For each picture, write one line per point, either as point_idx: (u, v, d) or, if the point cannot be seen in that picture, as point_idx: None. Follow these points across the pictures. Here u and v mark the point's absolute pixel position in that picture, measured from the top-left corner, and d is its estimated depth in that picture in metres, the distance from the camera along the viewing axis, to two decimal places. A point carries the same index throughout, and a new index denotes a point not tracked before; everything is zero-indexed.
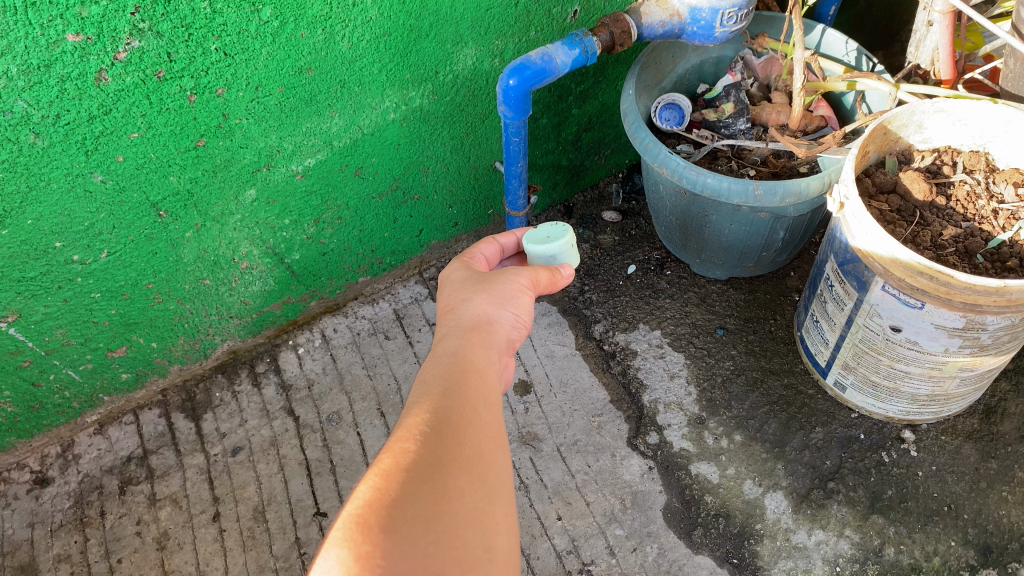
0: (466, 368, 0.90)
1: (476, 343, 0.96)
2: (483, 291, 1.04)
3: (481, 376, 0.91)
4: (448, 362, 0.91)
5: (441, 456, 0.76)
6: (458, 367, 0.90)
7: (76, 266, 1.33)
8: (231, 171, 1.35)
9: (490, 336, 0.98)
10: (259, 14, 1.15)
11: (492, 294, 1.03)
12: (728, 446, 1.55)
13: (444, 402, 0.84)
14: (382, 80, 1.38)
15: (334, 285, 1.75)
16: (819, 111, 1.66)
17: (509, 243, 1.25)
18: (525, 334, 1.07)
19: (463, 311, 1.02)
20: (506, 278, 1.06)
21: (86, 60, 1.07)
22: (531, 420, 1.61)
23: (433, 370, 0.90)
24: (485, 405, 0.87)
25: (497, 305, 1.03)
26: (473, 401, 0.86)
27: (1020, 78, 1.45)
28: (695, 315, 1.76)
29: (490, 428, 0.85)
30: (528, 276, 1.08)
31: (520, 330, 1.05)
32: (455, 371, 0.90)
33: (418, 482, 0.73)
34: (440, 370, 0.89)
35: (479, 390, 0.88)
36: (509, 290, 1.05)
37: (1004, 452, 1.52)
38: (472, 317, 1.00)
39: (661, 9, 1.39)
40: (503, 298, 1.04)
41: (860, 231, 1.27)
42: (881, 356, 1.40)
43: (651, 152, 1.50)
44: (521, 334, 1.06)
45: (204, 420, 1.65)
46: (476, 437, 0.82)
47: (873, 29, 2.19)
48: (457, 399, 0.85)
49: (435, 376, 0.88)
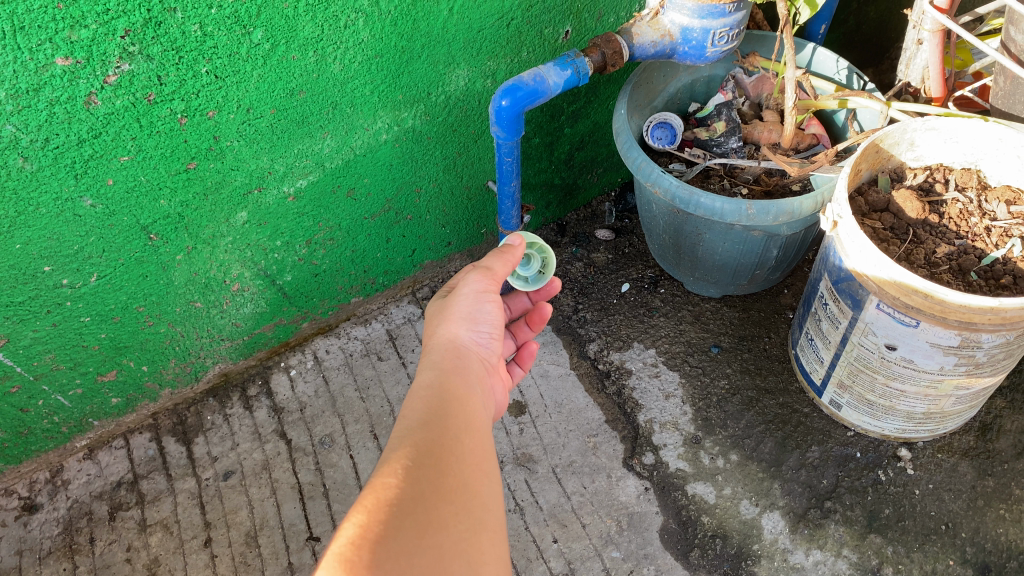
0: (444, 398, 0.94)
1: (447, 368, 1.02)
2: (445, 315, 1.11)
3: (460, 403, 0.95)
4: (426, 395, 0.94)
5: (425, 489, 0.79)
6: (437, 398, 0.94)
7: (66, 290, 1.31)
8: (222, 193, 1.34)
9: (460, 358, 1.05)
10: (250, 37, 1.15)
11: (452, 315, 1.10)
12: (724, 466, 1.54)
13: (425, 435, 0.86)
14: (374, 101, 1.37)
15: (326, 306, 1.74)
16: (811, 129, 1.66)
17: None
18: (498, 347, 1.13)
19: (433, 342, 1.09)
20: (463, 295, 1.13)
21: (75, 84, 1.06)
22: (526, 441, 1.59)
23: (413, 403, 0.93)
24: (466, 433, 0.89)
25: (459, 325, 1.10)
26: (455, 432, 0.89)
27: (1010, 95, 1.46)
28: (690, 334, 1.76)
29: (474, 455, 0.88)
30: (479, 280, 1.13)
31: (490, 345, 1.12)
32: (435, 403, 0.93)
33: (403, 517, 0.75)
34: (420, 404, 0.92)
35: (461, 420, 0.91)
36: (466, 304, 1.12)
37: (1000, 469, 1.51)
38: (440, 345, 1.07)
39: (653, 29, 1.40)
40: (464, 315, 1.10)
41: (854, 250, 1.27)
42: (877, 375, 1.39)
43: (643, 171, 1.50)
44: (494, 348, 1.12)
45: (195, 444, 1.63)
46: (461, 466, 0.84)
47: (863, 46, 2.20)
48: (439, 430, 0.87)
49: (415, 409, 0.91)
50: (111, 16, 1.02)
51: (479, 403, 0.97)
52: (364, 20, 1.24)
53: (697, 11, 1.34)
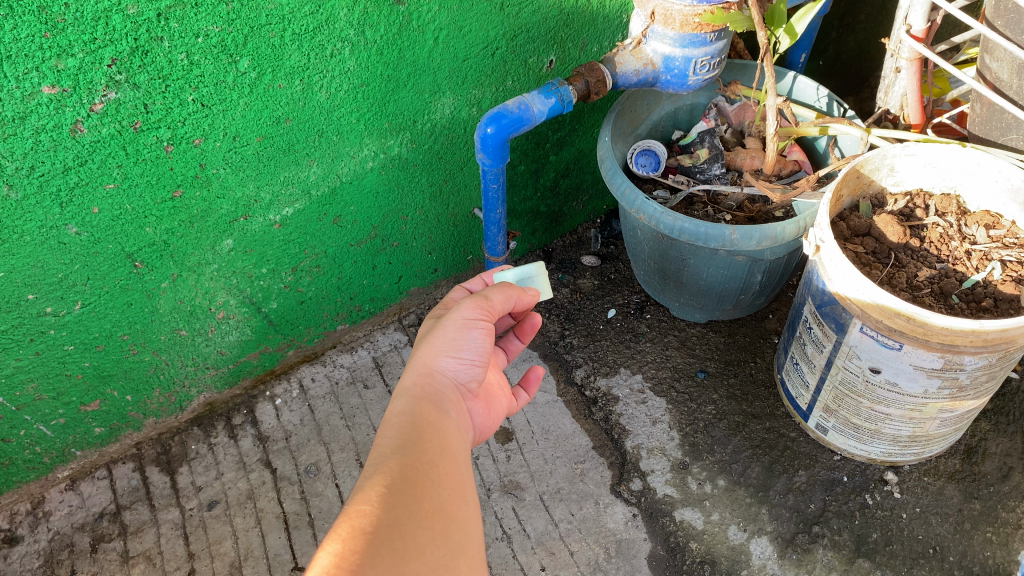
0: (418, 424, 0.93)
1: (420, 398, 0.99)
2: (427, 341, 1.07)
3: (435, 430, 0.94)
4: (399, 419, 0.94)
5: (401, 515, 0.79)
6: (410, 424, 0.93)
7: (50, 318, 1.31)
8: (208, 221, 1.34)
9: (434, 389, 1.02)
10: (236, 66, 1.16)
11: (435, 341, 1.06)
12: (712, 491, 1.54)
13: (400, 459, 0.86)
14: (360, 129, 1.38)
15: (312, 334, 1.73)
16: (793, 155, 1.69)
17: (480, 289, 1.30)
18: (483, 373, 1.09)
19: (413, 367, 1.05)
20: (451, 320, 1.08)
21: (61, 112, 1.07)
22: (513, 468, 1.59)
23: (387, 429, 0.92)
24: (440, 457, 0.89)
25: (439, 354, 1.05)
26: (430, 456, 0.88)
27: (986, 121, 1.48)
28: (676, 359, 1.76)
29: (450, 479, 0.88)
30: (473, 307, 1.09)
31: (472, 371, 1.08)
32: (409, 427, 0.92)
33: (379, 544, 0.74)
34: (393, 429, 0.91)
35: (436, 444, 0.91)
36: (453, 333, 1.07)
37: (987, 492, 1.52)
38: (417, 373, 1.04)
39: (636, 58, 1.42)
40: (446, 344, 1.06)
41: (837, 273, 1.28)
42: (862, 399, 1.40)
43: (628, 198, 1.51)
44: (478, 373, 1.09)
45: (180, 473, 1.62)
46: (437, 491, 0.84)
47: (843, 75, 2.23)
48: (413, 455, 0.87)
49: (389, 435, 0.90)
50: (99, 45, 1.03)
51: (455, 428, 0.97)
52: (351, 49, 1.25)
53: (679, 40, 1.37)
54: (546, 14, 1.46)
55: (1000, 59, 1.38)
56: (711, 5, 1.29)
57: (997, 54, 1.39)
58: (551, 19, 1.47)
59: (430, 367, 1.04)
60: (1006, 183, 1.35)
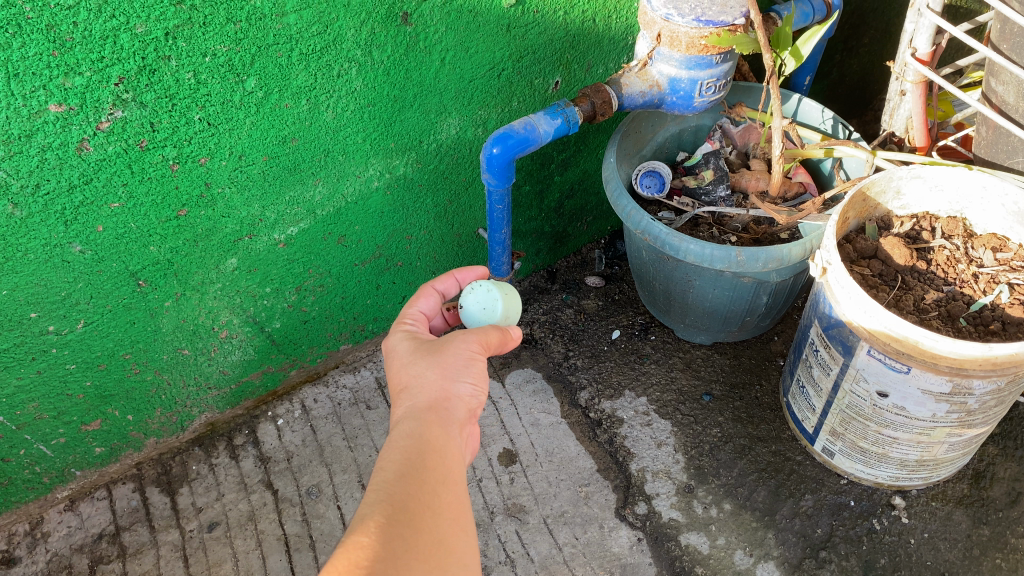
0: (424, 450, 0.91)
1: (434, 424, 0.96)
2: (434, 364, 1.04)
3: (442, 457, 0.92)
4: (406, 443, 0.92)
5: (398, 548, 0.78)
6: (416, 449, 0.91)
7: (52, 337, 1.30)
8: (212, 240, 1.33)
9: (448, 414, 0.99)
10: (243, 85, 1.16)
11: (446, 366, 1.03)
12: (718, 515, 1.53)
13: (401, 487, 0.85)
14: (367, 149, 1.38)
15: (315, 354, 1.73)
16: (797, 177, 1.68)
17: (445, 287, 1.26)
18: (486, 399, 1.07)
19: (417, 388, 1.01)
20: (458, 346, 1.05)
21: (67, 130, 1.06)
22: (516, 491, 1.57)
23: (392, 453, 0.91)
24: (443, 485, 0.88)
25: (451, 378, 1.03)
26: (432, 484, 0.87)
27: (992, 144, 1.48)
28: (681, 381, 1.75)
29: (451, 509, 0.87)
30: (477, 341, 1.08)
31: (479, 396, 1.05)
32: (414, 452, 0.91)
33: None
34: (398, 454, 0.90)
35: (439, 470, 0.90)
36: (461, 360, 1.04)
37: (995, 518, 1.50)
38: (427, 396, 1.00)
39: (642, 80, 1.42)
40: (456, 370, 1.03)
41: (844, 296, 1.27)
42: (869, 422, 1.39)
43: (633, 219, 1.50)
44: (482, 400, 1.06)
45: (180, 494, 1.60)
46: (435, 522, 0.84)
47: (847, 97, 2.24)
48: (415, 482, 0.86)
49: (393, 460, 0.89)
50: (106, 64, 1.03)
51: (460, 450, 0.96)
52: (358, 69, 1.25)
53: (684, 62, 1.37)
54: (551, 36, 1.46)
55: (1006, 82, 1.38)
56: (717, 28, 1.30)
57: (1003, 77, 1.39)
58: (557, 40, 1.48)
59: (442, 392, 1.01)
60: (1013, 205, 1.34)
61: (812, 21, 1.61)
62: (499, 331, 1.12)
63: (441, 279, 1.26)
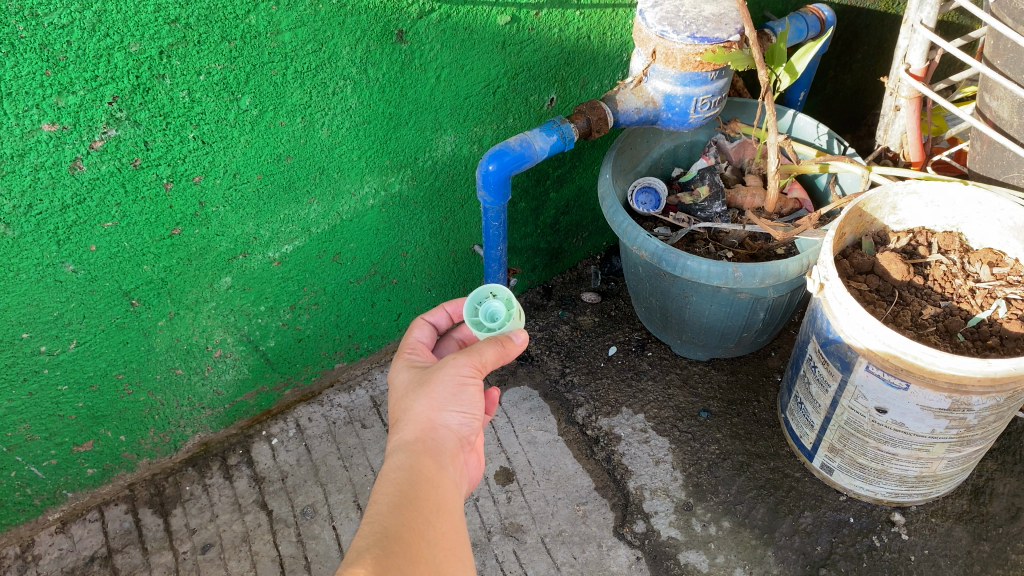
0: (416, 481, 0.90)
1: (423, 456, 0.95)
2: (423, 394, 1.02)
3: (434, 489, 0.91)
4: (397, 476, 0.91)
5: None
6: (408, 481, 0.90)
7: (44, 357, 1.28)
8: (206, 259, 1.32)
9: (437, 445, 0.98)
10: (237, 103, 1.15)
11: (432, 397, 1.01)
12: (717, 533, 1.51)
13: (396, 518, 0.84)
14: (362, 166, 1.38)
15: (310, 372, 1.71)
16: (793, 193, 1.69)
17: (439, 321, 1.28)
18: (480, 424, 1.05)
19: (408, 420, 1.01)
20: (447, 373, 1.03)
21: (60, 149, 1.06)
22: (514, 510, 1.56)
23: (384, 485, 0.90)
24: (437, 514, 0.88)
25: (440, 409, 1.01)
26: (427, 514, 0.87)
27: (987, 159, 1.49)
28: (678, 398, 1.74)
29: (446, 540, 0.87)
30: (468, 361, 1.03)
31: (472, 424, 1.03)
32: (406, 484, 0.90)
33: None
34: (390, 486, 0.89)
35: (434, 500, 0.89)
36: (450, 388, 1.02)
37: (995, 534, 1.50)
38: (417, 427, 0.99)
39: (636, 97, 1.41)
40: (444, 399, 1.01)
41: (841, 312, 1.27)
42: (868, 438, 1.38)
43: (629, 235, 1.50)
44: (476, 426, 1.04)
45: (173, 515, 1.58)
46: (432, 550, 0.83)
47: (840, 112, 2.24)
48: (409, 514, 0.86)
49: (386, 492, 0.88)
50: (100, 82, 1.02)
51: (452, 480, 0.95)
52: (353, 87, 1.25)
53: (680, 79, 1.37)
54: (547, 53, 1.46)
55: (1000, 97, 1.39)
56: (712, 44, 1.30)
57: (997, 92, 1.39)
58: (552, 57, 1.48)
59: (431, 422, 0.99)
60: (1009, 221, 1.34)
61: (805, 37, 1.62)
62: (495, 344, 1.06)
63: (432, 312, 1.27)
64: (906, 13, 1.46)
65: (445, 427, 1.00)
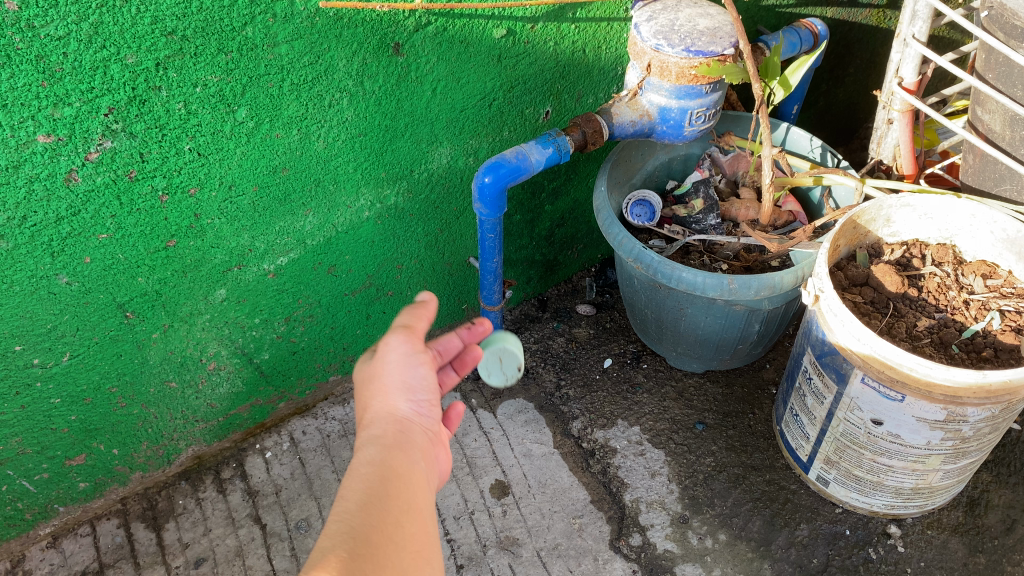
0: (385, 477, 0.82)
1: (393, 449, 0.87)
2: (378, 386, 0.95)
3: (406, 485, 0.83)
4: (367, 471, 0.83)
5: None
6: (378, 477, 0.82)
7: (37, 370, 1.28)
8: (201, 271, 1.32)
9: (408, 436, 0.90)
10: (235, 115, 1.15)
11: (388, 385, 0.95)
12: (713, 546, 1.51)
13: (364, 519, 0.76)
14: (358, 178, 1.38)
15: (304, 385, 1.70)
16: (788, 206, 1.69)
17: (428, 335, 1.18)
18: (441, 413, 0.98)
19: (372, 417, 0.93)
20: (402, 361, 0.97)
21: (56, 161, 1.05)
22: (510, 523, 1.55)
23: (352, 483, 0.81)
24: (409, 514, 0.80)
25: (399, 396, 0.94)
26: (398, 513, 0.79)
27: (979, 171, 1.50)
28: (674, 410, 1.74)
29: (415, 541, 0.79)
30: (412, 341, 0.99)
31: (434, 411, 0.97)
32: (376, 479, 0.82)
33: None
34: (359, 481, 0.81)
35: (404, 494, 0.81)
36: (405, 374, 0.96)
37: (991, 545, 1.50)
38: (382, 422, 0.91)
39: (632, 110, 1.43)
40: (400, 387, 0.95)
41: (837, 323, 1.27)
42: (863, 450, 1.38)
43: (625, 247, 1.50)
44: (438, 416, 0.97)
45: (166, 530, 1.57)
46: (401, 554, 0.76)
47: (833, 125, 2.26)
48: (378, 514, 0.78)
49: (354, 487, 0.80)
50: (96, 94, 1.02)
51: (423, 473, 0.87)
52: (349, 99, 1.25)
53: (675, 92, 1.37)
54: (542, 66, 1.47)
55: (992, 111, 1.40)
56: (706, 58, 1.31)
57: (989, 106, 1.40)
58: (548, 71, 1.49)
59: (393, 413, 0.93)
60: (1001, 233, 1.36)
61: (799, 51, 1.63)
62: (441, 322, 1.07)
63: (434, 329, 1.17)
64: (898, 27, 1.48)
65: (410, 418, 0.93)
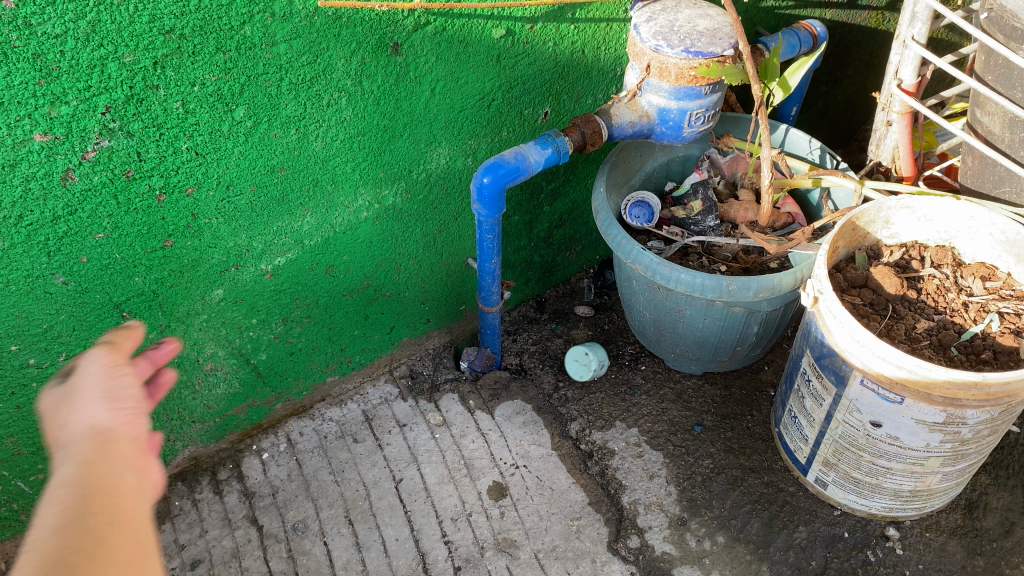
0: (81, 495, 0.67)
1: (93, 465, 0.70)
2: (76, 404, 0.75)
3: (115, 496, 0.69)
4: (57, 495, 0.67)
5: None
6: (68, 497, 0.67)
7: (33, 370, 1.27)
8: (198, 271, 1.31)
9: (112, 448, 0.73)
10: (232, 114, 1.15)
11: (81, 396, 0.76)
12: (711, 548, 1.51)
13: (64, 540, 0.63)
14: (355, 178, 1.37)
15: (301, 386, 1.70)
16: (786, 207, 1.68)
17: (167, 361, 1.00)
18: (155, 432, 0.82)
19: (69, 437, 0.73)
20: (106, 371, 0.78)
21: (52, 160, 1.05)
22: (507, 525, 1.55)
23: (47, 509, 0.66)
24: (116, 526, 0.67)
25: (95, 405, 0.75)
26: (101, 523, 0.66)
27: (978, 174, 1.50)
28: (672, 412, 1.74)
29: (131, 555, 0.66)
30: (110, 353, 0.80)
31: (143, 419, 0.78)
32: (73, 500, 0.67)
33: None
34: (52, 507, 0.66)
35: (111, 508, 0.68)
36: (107, 381, 0.77)
37: (989, 548, 1.50)
38: (80, 439, 0.73)
39: (631, 110, 1.42)
40: (105, 396, 0.76)
41: (836, 325, 1.27)
42: (862, 453, 1.38)
43: (623, 248, 1.50)
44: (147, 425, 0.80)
45: (162, 531, 1.56)
46: (110, 570, 0.63)
47: (831, 128, 2.26)
48: (80, 532, 0.64)
49: (45, 515, 0.65)
50: (93, 93, 1.01)
51: (132, 488, 0.71)
52: (348, 99, 1.25)
53: (674, 93, 1.37)
54: (541, 67, 1.46)
55: (991, 113, 1.40)
56: (706, 59, 1.30)
57: (988, 108, 1.40)
58: (547, 71, 1.48)
59: (88, 426, 0.73)
60: (1001, 235, 1.36)
61: (798, 53, 1.63)
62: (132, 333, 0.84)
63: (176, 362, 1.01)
64: (897, 29, 1.47)
65: (115, 427, 0.75)
